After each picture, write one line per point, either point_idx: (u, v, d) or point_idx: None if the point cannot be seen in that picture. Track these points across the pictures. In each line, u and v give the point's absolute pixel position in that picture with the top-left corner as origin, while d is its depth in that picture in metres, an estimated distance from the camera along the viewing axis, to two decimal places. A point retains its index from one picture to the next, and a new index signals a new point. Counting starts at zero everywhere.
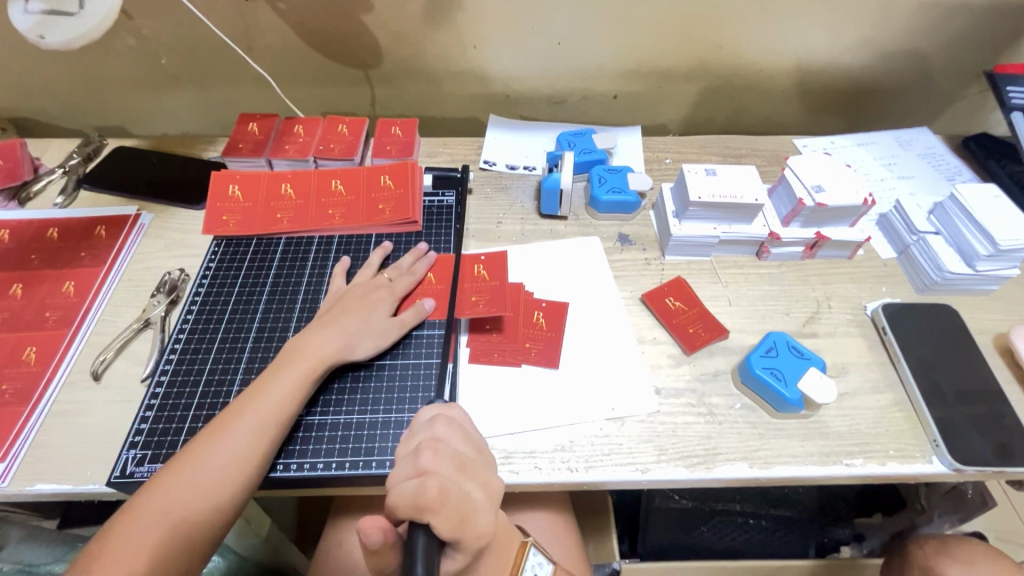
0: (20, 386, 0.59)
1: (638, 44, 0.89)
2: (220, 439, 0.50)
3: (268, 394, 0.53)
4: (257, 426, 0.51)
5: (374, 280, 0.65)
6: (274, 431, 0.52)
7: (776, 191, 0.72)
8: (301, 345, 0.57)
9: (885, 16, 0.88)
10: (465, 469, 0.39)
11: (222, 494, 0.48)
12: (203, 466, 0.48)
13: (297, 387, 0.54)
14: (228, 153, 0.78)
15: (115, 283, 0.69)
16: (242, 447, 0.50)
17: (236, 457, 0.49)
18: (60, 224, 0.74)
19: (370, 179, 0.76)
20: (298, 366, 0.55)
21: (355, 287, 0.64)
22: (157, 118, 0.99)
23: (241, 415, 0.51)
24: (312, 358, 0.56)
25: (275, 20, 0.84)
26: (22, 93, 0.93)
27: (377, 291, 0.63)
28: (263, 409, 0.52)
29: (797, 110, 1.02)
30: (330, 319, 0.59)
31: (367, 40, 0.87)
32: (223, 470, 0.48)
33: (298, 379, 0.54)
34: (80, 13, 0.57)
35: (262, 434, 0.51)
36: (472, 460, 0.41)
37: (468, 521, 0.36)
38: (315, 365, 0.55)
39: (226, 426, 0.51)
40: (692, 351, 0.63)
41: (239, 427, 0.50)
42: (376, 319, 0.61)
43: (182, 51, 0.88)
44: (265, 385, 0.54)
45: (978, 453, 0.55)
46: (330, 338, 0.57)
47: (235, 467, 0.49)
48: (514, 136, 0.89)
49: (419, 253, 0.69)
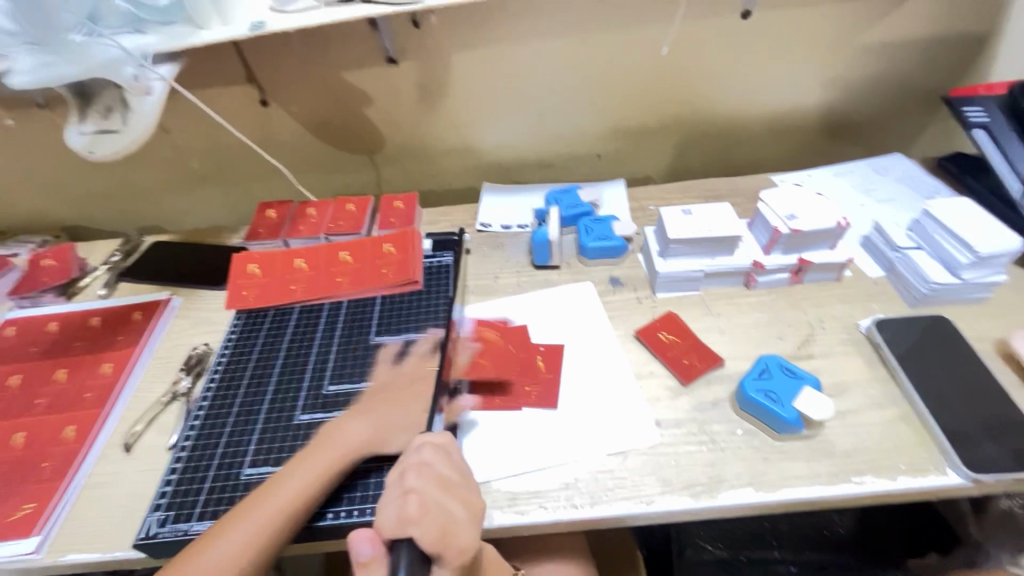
0: (59, 462, 0.63)
1: (613, 107, 0.97)
2: (237, 524, 0.51)
3: (289, 485, 0.54)
4: (274, 511, 0.52)
5: (417, 368, 0.65)
6: (292, 516, 0.52)
7: (754, 223, 0.75)
8: (331, 435, 0.58)
9: (839, 58, 0.95)
10: (448, 488, 0.43)
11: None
12: (216, 549, 0.50)
13: (318, 476, 0.55)
14: (249, 237, 0.87)
15: (147, 362, 0.75)
16: (257, 531, 0.51)
17: (249, 538, 0.50)
18: (101, 313, 0.82)
19: (374, 248, 0.82)
20: (327, 454, 0.56)
21: (395, 379, 0.65)
22: (188, 215, 1.10)
23: (266, 497, 0.53)
24: (340, 449, 0.57)
25: (289, 120, 0.96)
26: (75, 204, 1.06)
27: (415, 384, 0.63)
28: (281, 497, 0.53)
29: (774, 150, 1.08)
30: (371, 407, 0.61)
31: (369, 128, 0.97)
32: (234, 553, 0.50)
33: (321, 468, 0.55)
34: (125, 129, 0.68)
35: (277, 519, 0.52)
36: (456, 483, 0.44)
37: (449, 534, 0.39)
38: (342, 456, 0.56)
39: (246, 512, 0.52)
40: (689, 381, 0.65)
41: (260, 513, 0.52)
42: (407, 414, 0.59)
43: (211, 154, 1.00)
44: (289, 473, 0.55)
45: (993, 461, 0.54)
46: (361, 427, 0.58)
47: (247, 551, 0.50)
48: (506, 199, 0.96)
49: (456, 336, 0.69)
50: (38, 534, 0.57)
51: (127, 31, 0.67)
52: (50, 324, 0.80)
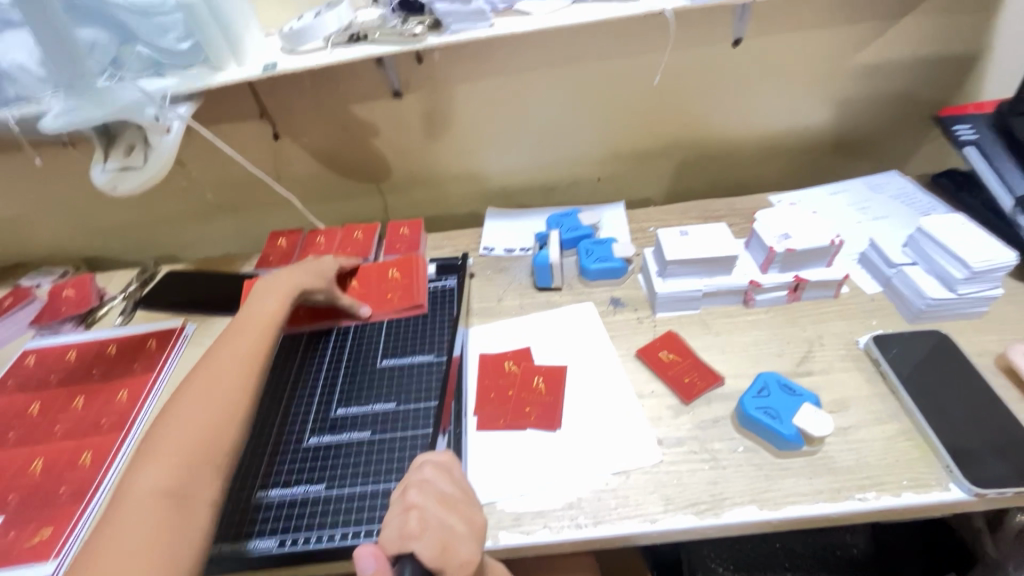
0: (76, 487, 0.65)
1: (611, 132, 1.01)
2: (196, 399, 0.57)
3: (228, 355, 0.62)
4: (222, 374, 0.60)
5: (300, 253, 0.79)
6: (244, 373, 0.60)
7: (750, 243, 0.77)
8: (244, 315, 0.68)
9: (829, 81, 0.98)
10: (448, 504, 0.44)
11: (213, 430, 0.55)
12: (184, 420, 0.55)
13: (255, 341, 0.64)
14: (260, 266, 0.90)
15: (162, 388, 0.77)
16: (220, 394, 0.58)
17: (213, 405, 0.56)
18: (118, 341, 0.85)
19: (379, 272, 0.84)
20: (270, 297, 0.70)
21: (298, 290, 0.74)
22: (202, 244, 1.14)
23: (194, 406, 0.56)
24: (253, 347, 0.63)
25: (299, 152, 1.00)
26: (94, 236, 1.10)
27: (312, 259, 0.78)
28: (227, 363, 0.61)
29: (770, 170, 1.10)
30: (262, 288, 0.71)
31: (375, 158, 1.01)
32: (202, 417, 0.55)
33: (253, 334, 0.65)
34: (145, 165, 0.71)
35: (234, 379, 0.59)
36: (456, 499, 0.45)
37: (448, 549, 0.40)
38: (265, 322, 0.67)
39: (202, 383, 0.59)
40: (689, 400, 0.66)
41: (212, 381, 0.59)
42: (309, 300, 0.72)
43: (224, 186, 1.04)
44: (222, 348, 0.63)
45: (996, 475, 0.54)
46: (271, 301, 0.69)
47: (218, 414, 0.56)
48: (508, 223, 0.99)
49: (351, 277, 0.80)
50: (55, 559, 0.58)
51: (149, 75, 0.72)
52: (69, 353, 0.83)
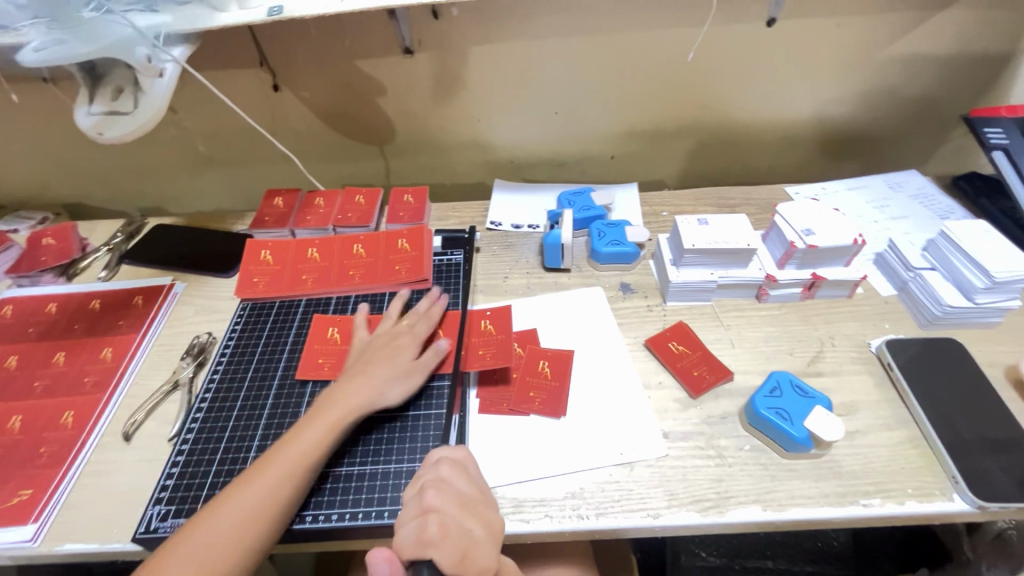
0: (56, 448, 0.62)
1: (629, 108, 0.96)
2: (247, 489, 0.51)
3: (296, 444, 0.55)
4: (281, 472, 0.53)
5: (394, 329, 0.67)
6: (300, 477, 0.53)
7: (769, 236, 0.75)
8: (329, 398, 0.59)
9: (860, 70, 0.93)
10: (467, 506, 0.43)
11: (248, 542, 0.49)
12: (229, 512, 0.50)
13: (326, 438, 0.56)
14: (255, 225, 0.85)
15: (148, 349, 0.74)
16: (271, 491, 0.51)
17: (261, 504, 0.51)
18: (102, 296, 0.80)
19: (388, 242, 0.82)
20: (360, 377, 0.61)
21: (374, 338, 0.66)
22: (192, 197, 1.08)
23: (275, 458, 0.54)
24: (341, 408, 0.58)
25: (300, 106, 0.94)
26: (76, 181, 1.04)
27: (398, 339, 0.66)
28: (292, 457, 0.54)
29: (787, 160, 1.07)
30: (357, 370, 0.62)
31: (381, 119, 0.96)
32: (248, 519, 0.50)
33: (328, 428, 0.56)
34: (135, 112, 0.66)
35: (290, 482, 0.53)
36: (474, 501, 0.44)
37: (470, 555, 0.39)
38: (342, 417, 0.57)
39: (257, 470, 0.53)
40: (698, 394, 0.64)
41: (271, 472, 0.53)
42: (399, 363, 0.63)
43: (217, 137, 0.98)
44: (296, 433, 0.56)
45: (1001, 489, 0.54)
46: (360, 389, 0.60)
47: (263, 516, 0.50)
48: (517, 197, 0.95)
49: (433, 298, 0.72)
50: (35, 522, 0.56)
51: (139, 9, 0.65)
52: (49, 305, 0.79)
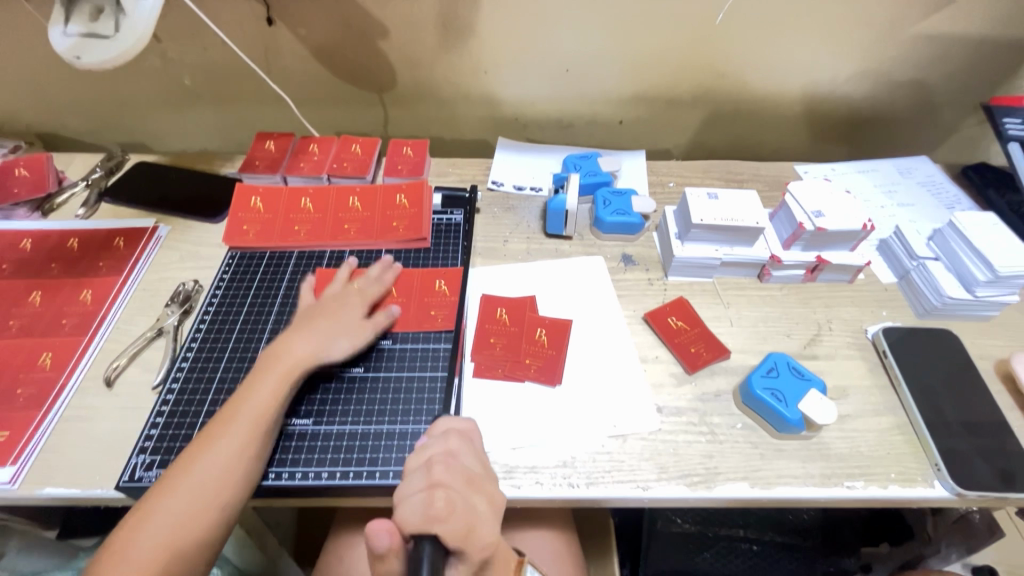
0: (34, 391, 0.60)
1: (644, 72, 0.92)
2: (213, 445, 0.51)
3: (250, 401, 0.54)
4: (243, 425, 0.52)
5: (342, 290, 0.66)
6: (261, 431, 0.53)
7: (777, 215, 0.73)
8: (271, 355, 0.58)
9: (885, 49, 0.90)
10: (473, 483, 0.43)
11: (223, 497, 0.49)
12: (195, 476, 0.49)
13: (276, 391, 0.55)
14: (245, 169, 0.81)
15: (130, 293, 0.71)
16: (233, 450, 0.51)
17: (226, 462, 0.50)
18: (80, 235, 0.76)
19: (385, 197, 0.78)
20: (305, 333, 0.60)
21: (319, 299, 0.65)
22: (177, 134, 1.03)
23: (231, 416, 0.53)
24: (288, 363, 0.57)
25: (295, 44, 0.88)
26: (50, 110, 0.97)
27: (345, 299, 0.64)
28: (250, 411, 0.53)
29: (797, 138, 1.04)
30: (299, 329, 0.61)
31: (382, 64, 0.90)
32: (217, 479, 0.49)
33: (275, 384, 0.55)
34: (115, 36, 0.60)
35: (252, 435, 0.52)
36: (479, 477, 0.44)
37: (474, 530, 0.39)
38: (286, 370, 0.56)
39: (213, 434, 0.51)
40: (694, 370, 0.64)
41: (231, 431, 0.52)
42: (343, 322, 0.62)
43: (205, 71, 0.92)
44: (245, 392, 0.55)
45: (980, 478, 0.55)
46: (299, 344, 0.59)
47: (232, 469, 0.50)
48: (521, 157, 0.91)
49: (386, 264, 0.70)
50: (14, 465, 0.54)
51: None
52: (23, 241, 0.75)
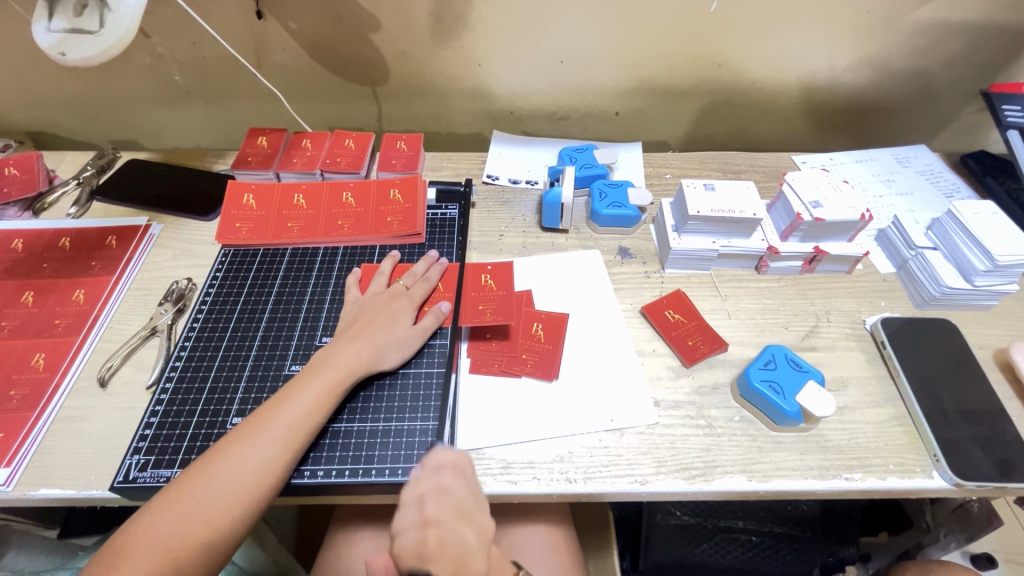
0: (28, 391, 0.60)
1: (639, 63, 0.91)
2: (249, 445, 0.50)
3: (294, 403, 0.53)
4: (283, 431, 0.51)
5: (390, 290, 0.65)
6: (300, 437, 0.52)
7: (775, 206, 0.73)
8: (326, 358, 0.57)
9: (884, 36, 0.89)
10: (466, 515, 0.41)
11: (249, 499, 0.48)
12: (230, 470, 0.49)
13: (320, 398, 0.54)
14: (237, 165, 0.80)
15: (123, 292, 0.70)
16: (271, 453, 0.50)
17: (262, 465, 0.49)
18: (72, 234, 0.76)
19: (379, 192, 0.78)
20: (355, 338, 0.59)
21: (371, 298, 0.64)
22: (169, 131, 1.02)
23: (270, 418, 0.52)
24: (340, 371, 0.56)
25: (286, 37, 0.86)
26: (41, 108, 0.96)
27: (396, 301, 0.64)
28: (292, 417, 0.52)
29: (795, 128, 1.03)
30: (353, 332, 0.60)
31: (375, 58, 0.89)
32: (249, 479, 0.49)
33: (322, 390, 0.54)
34: (100, 31, 0.59)
35: (289, 441, 0.51)
36: (473, 506, 0.43)
37: (466, 565, 0.38)
38: (340, 378, 0.56)
39: (253, 432, 0.51)
40: (691, 363, 0.64)
41: (271, 433, 0.51)
42: (397, 330, 0.61)
43: (195, 66, 0.90)
44: (289, 395, 0.54)
45: (979, 468, 0.55)
46: (356, 352, 0.58)
47: (264, 474, 0.49)
48: (516, 150, 0.91)
49: (431, 260, 0.70)
50: (8, 467, 0.54)
51: None
52: (14, 241, 0.74)
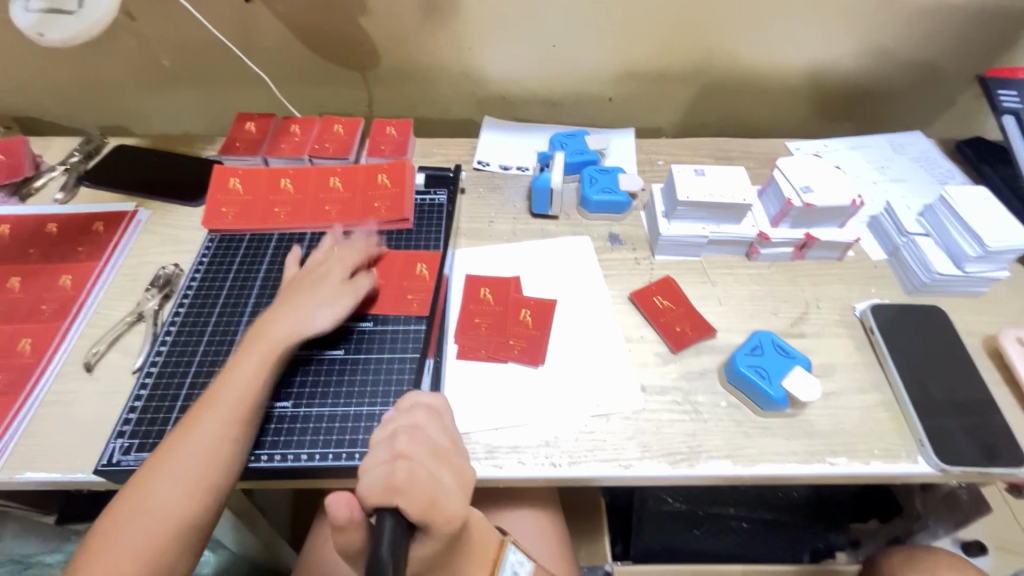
0: (14, 376, 0.59)
1: (631, 47, 0.90)
2: (200, 429, 0.50)
3: (234, 380, 0.53)
4: (228, 409, 0.51)
5: (321, 259, 0.65)
6: (251, 406, 0.52)
7: (766, 192, 0.72)
8: (256, 330, 0.57)
9: (879, 20, 0.88)
10: (439, 456, 0.40)
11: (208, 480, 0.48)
12: (183, 455, 0.49)
13: (259, 371, 0.54)
14: (224, 151, 0.79)
15: (110, 278, 0.70)
16: (221, 432, 0.50)
17: (217, 436, 0.50)
18: (59, 220, 0.75)
19: (367, 177, 0.77)
20: (282, 308, 0.59)
21: (303, 271, 0.64)
22: (158, 117, 1.01)
23: (214, 398, 0.52)
24: (268, 341, 0.56)
25: (273, 20, 0.85)
26: (27, 93, 0.96)
27: (319, 268, 0.63)
28: (235, 394, 0.52)
29: (790, 115, 1.02)
30: (281, 304, 0.60)
31: (363, 42, 0.88)
32: (206, 452, 0.49)
33: (259, 363, 0.54)
34: (79, 11, 0.58)
35: (238, 419, 0.51)
36: (446, 450, 0.41)
37: (437, 506, 0.37)
38: (272, 348, 0.56)
39: (205, 407, 0.51)
40: (679, 349, 0.64)
41: (218, 408, 0.51)
42: (326, 291, 0.61)
43: (182, 50, 0.89)
44: (229, 372, 0.54)
45: (965, 453, 0.55)
46: (284, 318, 0.58)
47: (218, 453, 0.49)
48: (507, 136, 0.90)
49: (370, 239, 0.69)
50: None
51: None
52: (0, 227, 0.74)
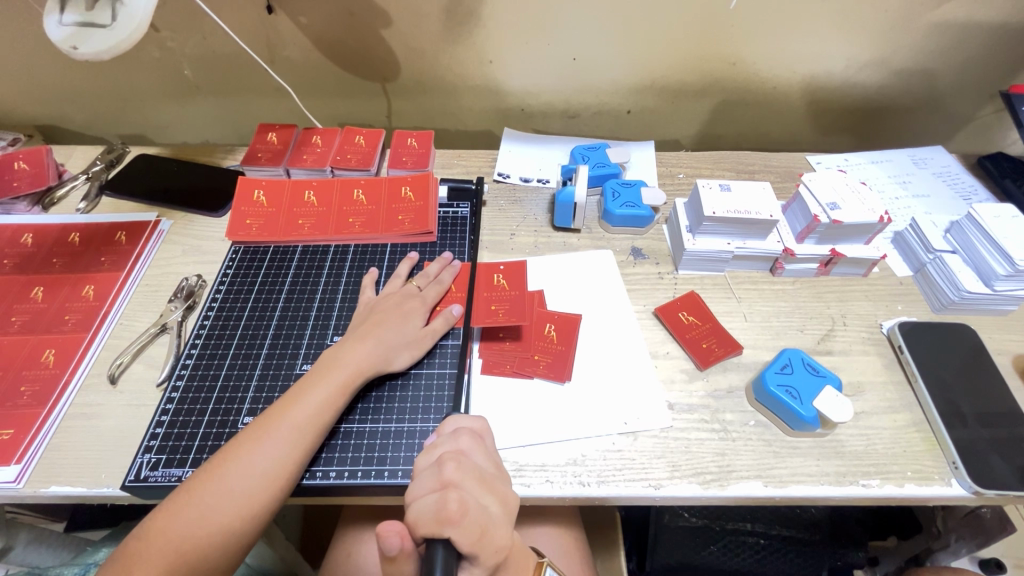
0: (38, 388, 0.59)
1: (653, 61, 0.90)
2: (258, 449, 0.49)
3: (303, 405, 0.53)
4: (293, 433, 0.51)
5: (403, 290, 0.65)
6: (311, 438, 0.52)
7: (791, 207, 0.72)
8: (334, 358, 0.57)
9: (903, 36, 0.87)
10: (485, 483, 0.41)
11: (260, 502, 0.48)
12: (240, 474, 0.48)
13: (331, 400, 0.54)
14: (247, 162, 0.80)
15: (133, 288, 0.70)
16: (280, 455, 0.50)
17: (270, 468, 0.49)
18: (82, 229, 0.75)
19: (390, 190, 0.77)
20: (363, 337, 0.58)
21: (384, 298, 0.64)
22: (178, 125, 1.01)
23: (278, 420, 0.51)
24: (347, 371, 0.56)
25: (297, 33, 0.86)
26: (49, 101, 0.96)
27: (408, 302, 0.63)
28: (300, 418, 0.52)
29: (809, 128, 1.02)
30: (360, 331, 0.59)
31: (386, 54, 0.88)
32: (259, 480, 0.48)
33: (332, 391, 0.54)
34: (112, 25, 0.58)
35: (299, 444, 0.51)
36: (491, 476, 0.43)
37: (487, 534, 0.37)
38: (350, 378, 0.55)
39: (263, 433, 0.50)
40: (706, 366, 0.63)
41: (278, 434, 0.50)
42: (406, 330, 0.61)
43: (206, 61, 0.90)
44: (299, 396, 0.53)
45: (1000, 477, 0.54)
46: (365, 350, 0.57)
47: (275, 478, 0.49)
48: (527, 148, 0.90)
49: (445, 262, 0.69)
50: (18, 463, 0.54)
51: None
52: (24, 236, 0.74)
